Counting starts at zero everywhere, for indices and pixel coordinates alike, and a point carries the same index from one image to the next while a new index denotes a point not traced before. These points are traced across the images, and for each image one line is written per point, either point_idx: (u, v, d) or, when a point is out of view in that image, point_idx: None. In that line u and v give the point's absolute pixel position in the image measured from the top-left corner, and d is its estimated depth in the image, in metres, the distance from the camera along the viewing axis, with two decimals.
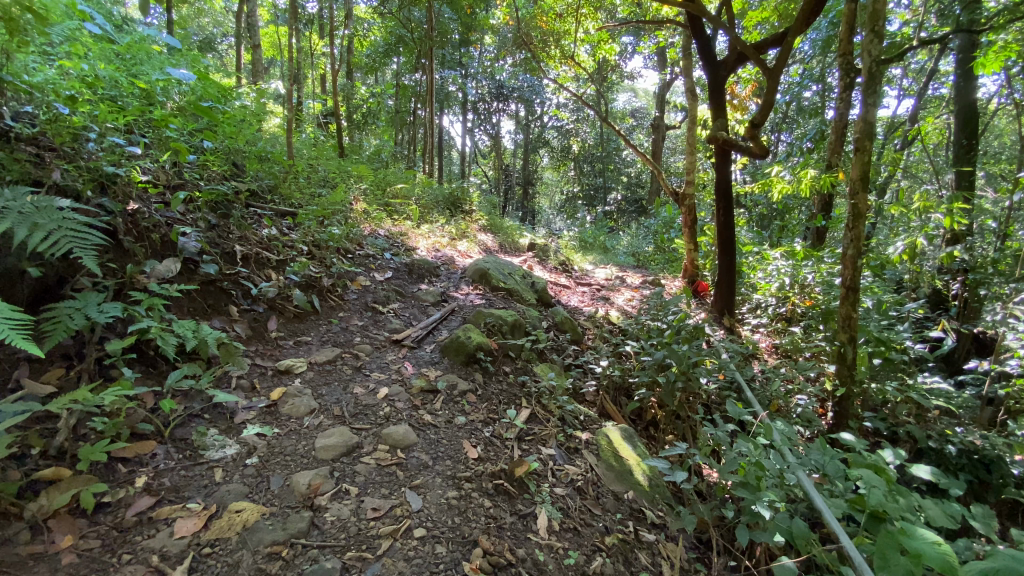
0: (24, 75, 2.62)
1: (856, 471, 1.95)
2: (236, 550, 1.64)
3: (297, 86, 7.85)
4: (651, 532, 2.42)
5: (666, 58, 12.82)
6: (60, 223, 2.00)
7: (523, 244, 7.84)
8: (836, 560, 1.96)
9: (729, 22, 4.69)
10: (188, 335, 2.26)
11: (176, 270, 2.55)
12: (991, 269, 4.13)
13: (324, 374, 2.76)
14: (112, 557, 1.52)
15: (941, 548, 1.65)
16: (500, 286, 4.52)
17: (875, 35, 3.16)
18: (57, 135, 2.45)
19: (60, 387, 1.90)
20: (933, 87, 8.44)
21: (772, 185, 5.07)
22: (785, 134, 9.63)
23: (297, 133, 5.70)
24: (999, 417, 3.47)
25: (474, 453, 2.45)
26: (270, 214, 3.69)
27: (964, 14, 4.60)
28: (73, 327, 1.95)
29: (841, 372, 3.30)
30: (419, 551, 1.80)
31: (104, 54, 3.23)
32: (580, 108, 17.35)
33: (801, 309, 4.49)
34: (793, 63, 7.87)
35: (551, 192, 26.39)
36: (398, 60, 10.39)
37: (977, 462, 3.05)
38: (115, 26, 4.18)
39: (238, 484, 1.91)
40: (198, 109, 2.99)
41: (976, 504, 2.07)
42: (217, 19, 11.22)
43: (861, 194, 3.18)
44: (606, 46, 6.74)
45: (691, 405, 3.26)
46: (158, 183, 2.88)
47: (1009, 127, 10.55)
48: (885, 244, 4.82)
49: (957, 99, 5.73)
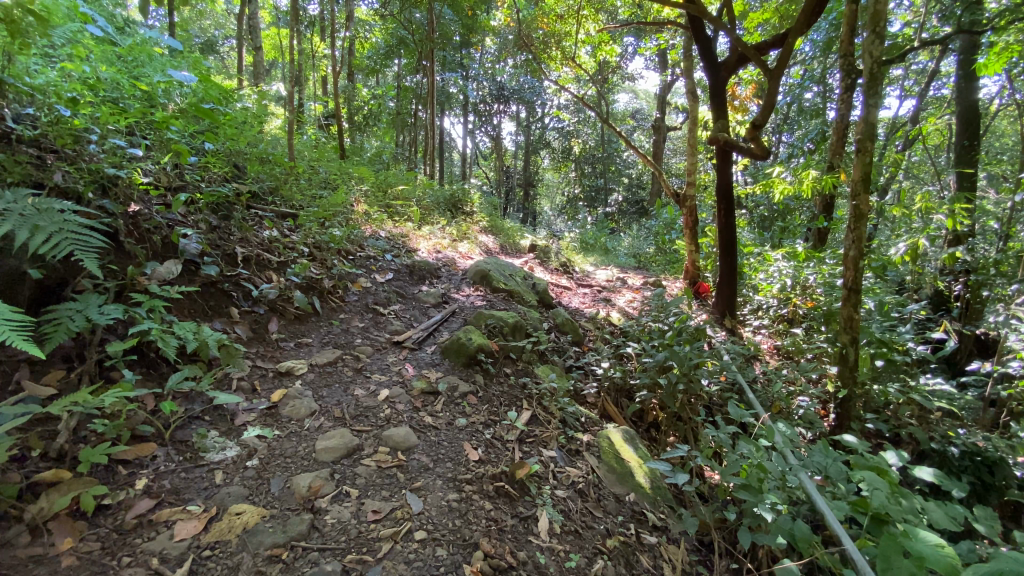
0: (28, 78, 2.66)
1: (858, 472, 1.94)
2: (236, 553, 1.63)
3: (298, 86, 7.87)
4: (652, 534, 2.41)
5: (667, 59, 12.85)
6: (61, 226, 2.00)
7: (524, 245, 7.89)
8: (838, 562, 1.95)
9: (730, 24, 4.68)
10: (189, 337, 2.26)
11: (177, 271, 2.56)
12: (993, 271, 4.08)
13: (325, 376, 2.76)
14: (111, 559, 1.51)
15: (944, 551, 1.64)
16: (500, 286, 4.53)
17: (876, 35, 3.14)
18: (59, 137, 2.45)
19: (61, 389, 1.90)
20: (935, 88, 8.42)
21: (773, 185, 5.05)
22: (786, 135, 9.63)
23: (298, 134, 5.73)
24: (1002, 419, 3.42)
25: (475, 455, 2.44)
26: (271, 215, 3.70)
27: (964, 16, 4.63)
28: (74, 329, 1.95)
29: (843, 373, 3.30)
30: (419, 554, 1.80)
31: (105, 57, 3.28)
32: (580, 109, 17.44)
33: (803, 310, 4.45)
34: (794, 64, 7.85)
35: (551, 193, 26.38)
36: (399, 62, 10.43)
37: (980, 464, 3.00)
38: (118, 28, 4.20)
39: (238, 487, 1.91)
40: (199, 111, 3.03)
41: (978, 506, 2.06)
42: (218, 21, 11.31)
43: (863, 195, 3.16)
44: (607, 48, 6.73)
45: (693, 407, 3.25)
46: (158, 185, 2.89)
47: (1010, 128, 10.62)
48: (886, 245, 4.81)
49: (958, 100, 5.72)
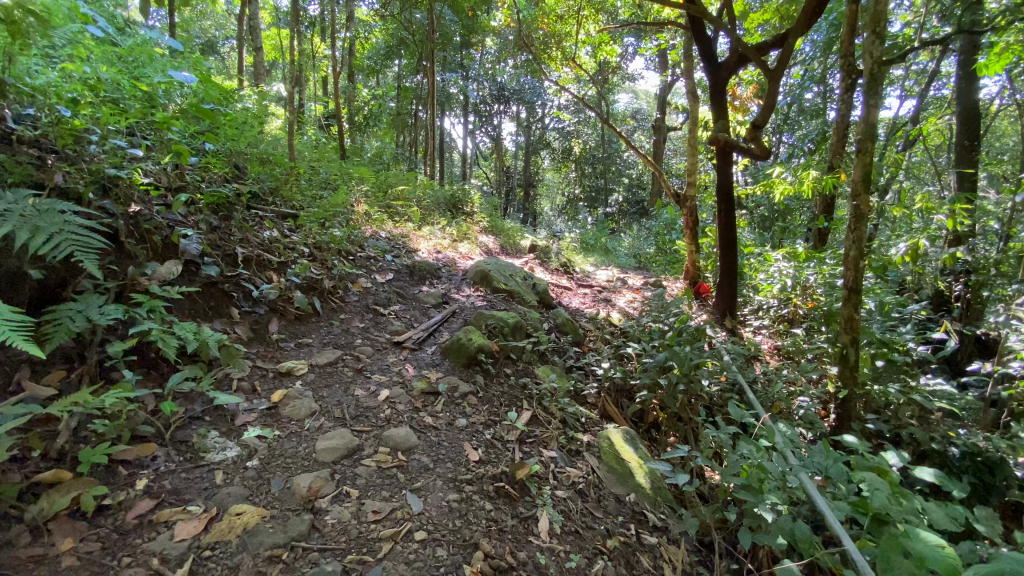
0: (28, 78, 2.67)
1: (859, 472, 1.94)
2: (236, 553, 1.63)
3: (299, 87, 7.88)
4: (653, 535, 2.41)
5: (667, 60, 12.85)
6: (61, 227, 1.99)
7: (525, 245, 7.89)
8: (839, 563, 1.95)
9: (730, 24, 4.67)
10: (189, 337, 2.27)
11: (178, 272, 2.56)
12: (994, 271, 4.08)
13: (325, 376, 2.76)
14: (112, 560, 1.51)
15: (945, 552, 1.63)
16: (500, 287, 4.53)
17: (876, 36, 3.14)
18: (60, 138, 2.46)
19: (61, 389, 1.91)
20: (935, 88, 8.42)
21: (774, 186, 5.05)
22: (786, 135, 9.63)
23: (299, 134, 5.73)
24: (1002, 419, 3.41)
25: (475, 455, 2.44)
26: (271, 216, 3.70)
27: (965, 16, 4.60)
28: (75, 329, 1.95)
29: (844, 374, 3.30)
30: (419, 554, 1.80)
31: (106, 58, 3.28)
32: (580, 110, 17.45)
33: (803, 310, 4.45)
34: (795, 64, 7.86)
35: (551, 193, 26.37)
36: (399, 63, 10.44)
37: (980, 464, 2.98)
38: (118, 28, 4.21)
39: (238, 487, 1.91)
40: (200, 111, 3.03)
41: (979, 506, 2.06)
42: (218, 22, 11.34)
43: (863, 196, 3.15)
44: (607, 48, 6.73)
45: (693, 408, 3.25)
46: (159, 185, 2.89)
47: (1011, 129, 10.61)
48: (886, 245, 4.80)
49: (958, 100, 5.72)
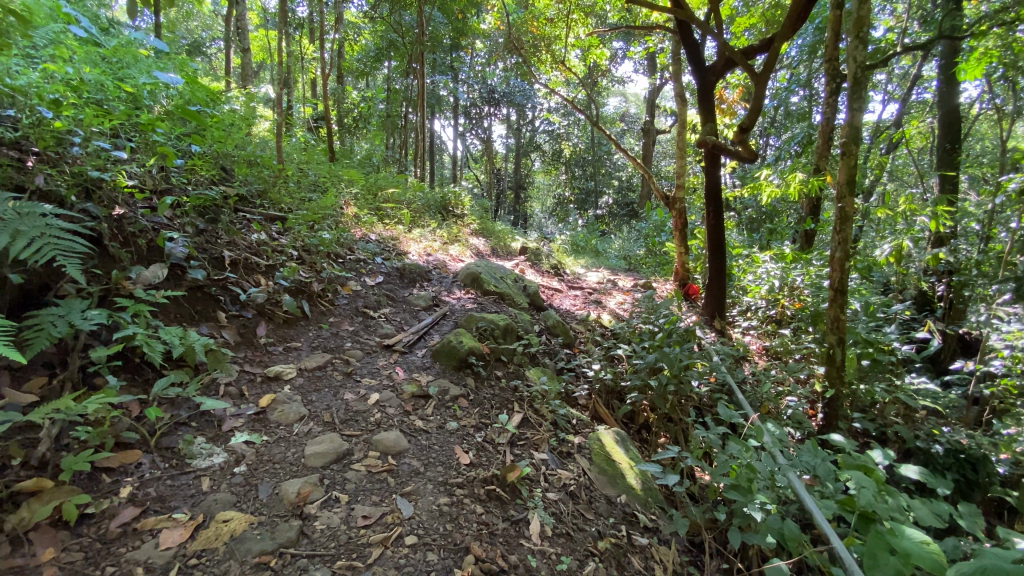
0: (8, 79, 2.62)
1: (846, 471, 1.96)
2: (223, 560, 1.61)
3: (287, 87, 7.82)
4: (644, 535, 2.42)
5: (656, 63, 12.93)
6: (43, 230, 1.96)
7: (515, 248, 7.87)
8: (826, 561, 1.97)
9: (717, 28, 4.67)
10: (175, 342, 2.23)
11: (163, 275, 2.53)
12: (975, 271, 4.16)
13: (314, 381, 2.73)
14: (94, 569, 1.48)
15: (930, 548, 1.65)
16: (491, 289, 4.51)
17: (859, 41, 3.17)
18: (41, 139, 2.42)
19: (42, 396, 1.86)
20: (916, 93, 8.59)
21: (761, 188, 5.06)
22: (773, 138, 9.75)
23: (287, 137, 5.68)
24: (984, 417, 3.52)
25: (466, 458, 2.44)
26: (259, 218, 3.65)
27: (946, 21, 4.78)
28: (56, 334, 1.91)
29: (830, 373, 3.32)
30: (410, 559, 1.78)
31: (89, 58, 3.24)
32: (570, 112, 17.50)
33: (790, 310, 4.51)
34: (781, 68, 7.97)
35: (542, 196, 26.43)
36: (388, 65, 10.40)
37: (964, 461, 3.06)
38: (101, 29, 4.15)
39: (225, 494, 1.88)
40: (184, 113, 3.01)
41: (963, 503, 2.09)
42: (204, 22, 11.22)
43: (848, 198, 3.18)
44: (597, 51, 6.81)
45: (682, 408, 3.29)
46: (143, 187, 2.85)
47: (994, 132, 10.81)
48: (871, 247, 4.90)
49: (940, 104, 5.83)
